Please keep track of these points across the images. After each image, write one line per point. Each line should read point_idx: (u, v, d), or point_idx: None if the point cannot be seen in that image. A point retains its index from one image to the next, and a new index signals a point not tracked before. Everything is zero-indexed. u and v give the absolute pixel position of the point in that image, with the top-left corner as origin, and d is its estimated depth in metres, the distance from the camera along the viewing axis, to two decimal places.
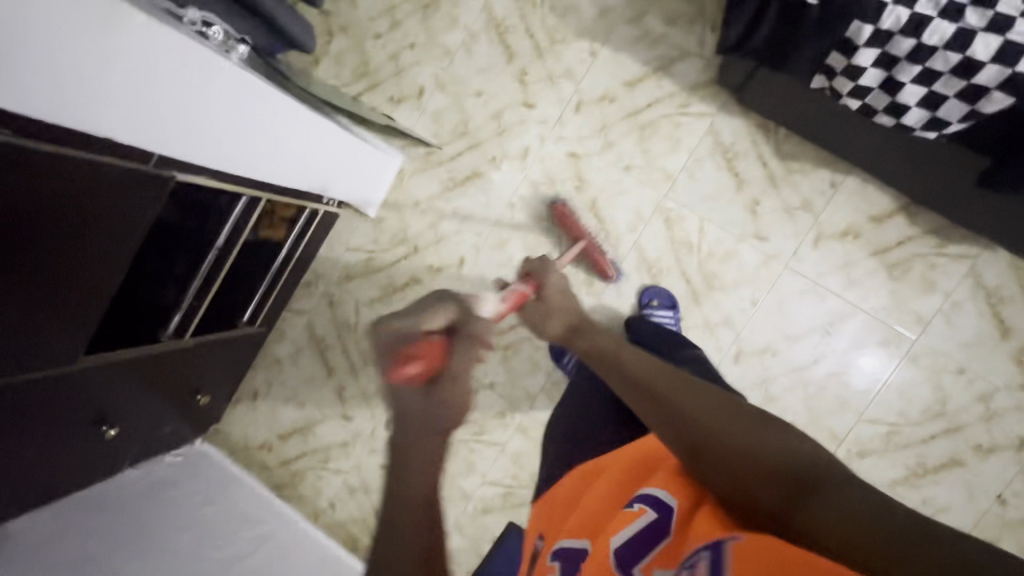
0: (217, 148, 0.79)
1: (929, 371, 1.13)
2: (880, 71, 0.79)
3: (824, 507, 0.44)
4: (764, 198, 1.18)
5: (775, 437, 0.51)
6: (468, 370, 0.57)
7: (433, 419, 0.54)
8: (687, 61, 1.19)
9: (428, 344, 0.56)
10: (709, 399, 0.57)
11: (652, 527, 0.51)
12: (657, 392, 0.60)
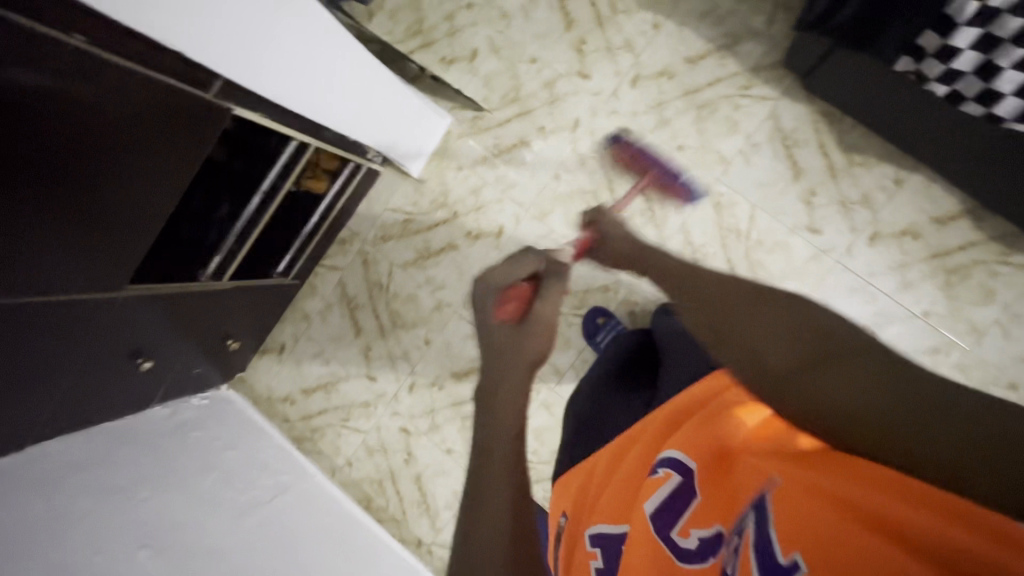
0: (274, 79, 0.78)
1: (978, 383, 1.09)
2: (978, 54, 0.74)
3: (857, 388, 0.48)
4: (821, 190, 1.14)
5: (801, 327, 0.55)
6: (551, 306, 0.71)
7: (518, 352, 0.65)
8: (754, 40, 1.14)
9: (516, 289, 0.71)
10: (742, 299, 0.62)
11: (688, 495, 0.51)
12: (708, 295, 0.65)
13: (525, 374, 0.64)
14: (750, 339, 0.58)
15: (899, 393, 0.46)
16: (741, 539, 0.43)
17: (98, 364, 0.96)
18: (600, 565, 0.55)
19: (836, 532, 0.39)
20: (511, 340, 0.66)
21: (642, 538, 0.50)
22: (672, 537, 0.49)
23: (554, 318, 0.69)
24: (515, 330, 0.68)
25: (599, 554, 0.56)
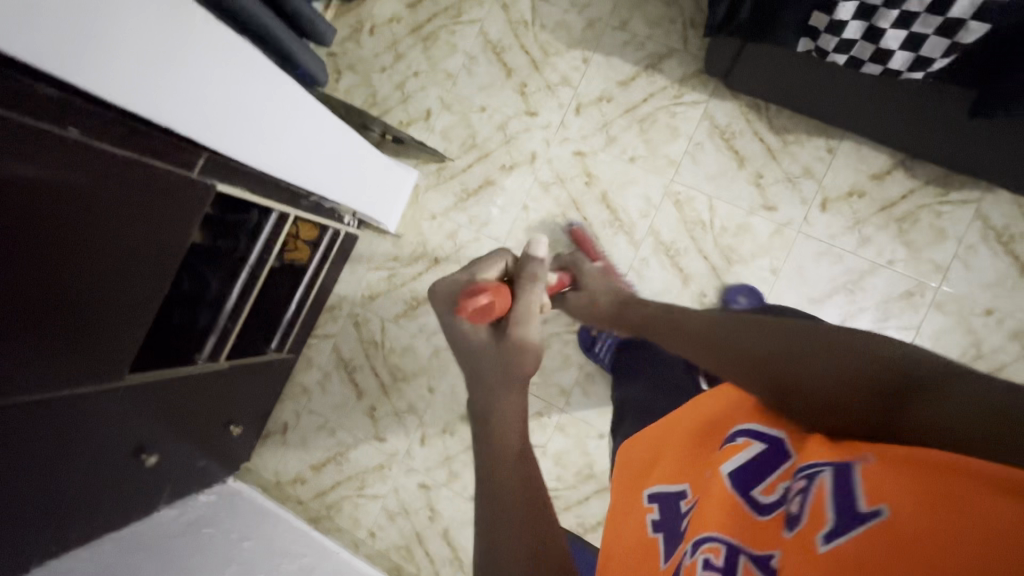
0: (255, 149, 0.84)
1: (958, 316, 1.14)
2: (861, 22, 0.86)
3: (932, 406, 0.38)
4: (766, 170, 1.23)
5: (829, 343, 0.46)
6: (530, 306, 0.65)
7: (508, 358, 0.55)
8: (674, 57, 1.28)
9: (496, 284, 0.61)
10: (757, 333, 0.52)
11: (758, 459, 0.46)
12: (713, 340, 0.56)
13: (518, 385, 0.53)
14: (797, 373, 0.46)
15: (981, 403, 0.35)
16: (811, 480, 0.40)
17: (103, 467, 0.93)
18: (658, 517, 0.51)
19: (917, 486, 0.35)
20: (496, 346, 0.57)
21: (715, 493, 0.45)
22: (754, 495, 0.44)
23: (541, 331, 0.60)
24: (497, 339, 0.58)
25: (657, 507, 0.51)
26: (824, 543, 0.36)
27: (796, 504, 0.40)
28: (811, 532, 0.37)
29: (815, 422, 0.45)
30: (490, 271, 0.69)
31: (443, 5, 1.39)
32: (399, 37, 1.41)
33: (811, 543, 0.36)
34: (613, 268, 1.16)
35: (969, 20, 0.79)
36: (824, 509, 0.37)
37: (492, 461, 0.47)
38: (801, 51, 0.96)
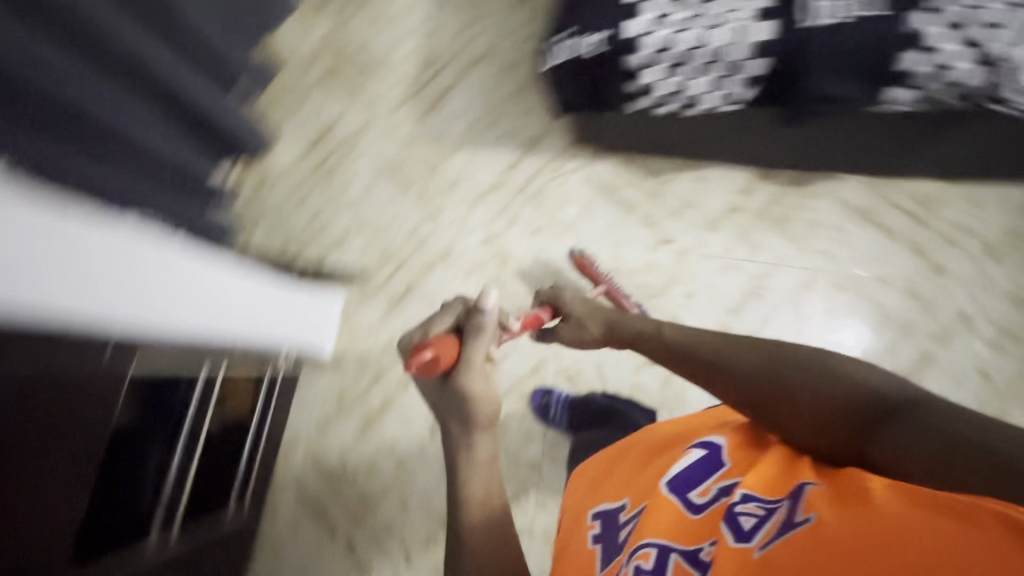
0: (175, 319, 0.83)
1: (856, 290, 1.25)
2: (666, 80, 1.00)
3: (904, 431, 0.55)
4: (653, 210, 1.36)
5: (836, 381, 0.67)
6: (474, 356, 0.75)
7: (462, 408, 0.73)
8: (545, 137, 1.44)
9: (440, 339, 0.73)
10: (790, 360, 0.72)
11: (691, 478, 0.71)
12: (719, 369, 0.78)
13: (480, 424, 0.73)
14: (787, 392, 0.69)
15: (938, 427, 0.53)
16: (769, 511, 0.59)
17: None
18: (597, 531, 0.74)
19: (852, 508, 0.52)
20: (444, 397, 0.74)
21: (661, 499, 0.68)
22: (692, 499, 0.68)
23: (485, 381, 0.74)
24: (445, 390, 0.74)
25: (597, 524, 0.75)
26: (760, 551, 0.54)
27: (747, 522, 0.59)
28: (753, 537, 0.57)
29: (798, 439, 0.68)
30: (442, 322, 0.79)
31: (337, 144, 1.54)
32: (302, 179, 1.53)
33: (749, 553, 0.55)
34: (617, 291, 1.29)
35: (743, 61, 0.94)
36: (772, 528, 0.56)
37: (470, 541, 0.67)
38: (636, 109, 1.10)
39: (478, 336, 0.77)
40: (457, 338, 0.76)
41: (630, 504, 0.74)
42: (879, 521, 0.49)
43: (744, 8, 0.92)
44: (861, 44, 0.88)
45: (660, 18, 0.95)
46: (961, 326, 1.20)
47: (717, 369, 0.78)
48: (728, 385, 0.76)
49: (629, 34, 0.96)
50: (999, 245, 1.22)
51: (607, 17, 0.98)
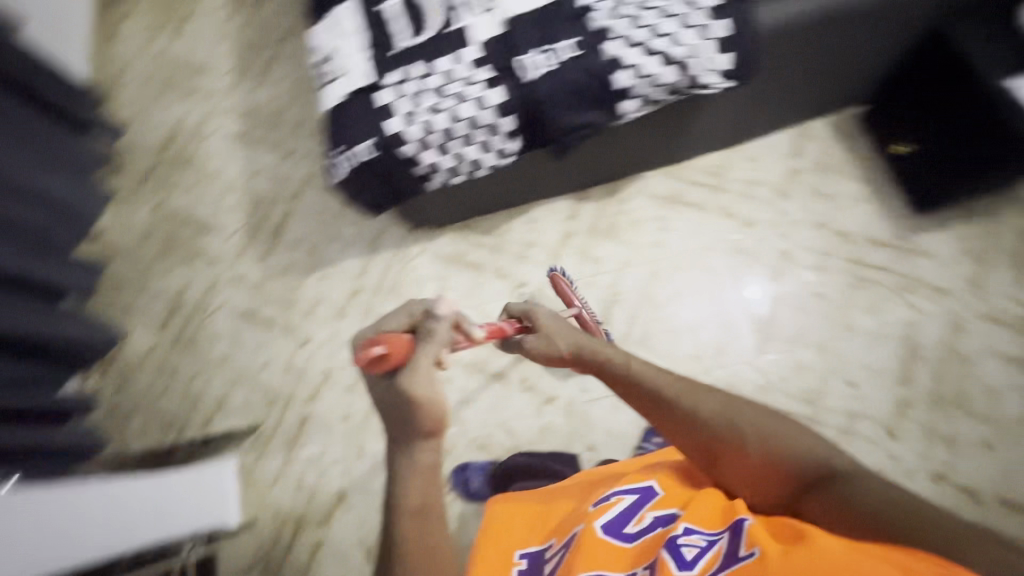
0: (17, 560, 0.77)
1: (694, 266, 1.36)
2: (444, 156, 1.10)
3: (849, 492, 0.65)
4: (500, 263, 1.44)
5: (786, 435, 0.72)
6: (427, 360, 0.70)
7: (406, 417, 0.68)
8: (383, 233, 1.52)
9: (394, 337, 0.70)
10: (746, 406, 0.76)
11: (630, 512, 0.75)
12: (682, 409, 0.77)
13: (427, 436, 0.68)
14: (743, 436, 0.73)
15: (876, 497, 0.63)
16: (709, 546, 0.65)
17: None
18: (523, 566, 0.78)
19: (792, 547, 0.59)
20: (390, 400, 0.69)
21: (597, 540, 0.70)
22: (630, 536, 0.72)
23: (428, 386, 0.67)
24: (391, 392, 0.69)
25: (523, 560, 0.79)
26: None
27: (689, 554, 0.64)
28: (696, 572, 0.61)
29: (734, 484, 0.75)
30: (395, 323, 0.78)
31: (190, 312, 1.54)
32: (164, 357, 1.49)
33: None
34: (587, 317, 1.22)
35: (498, 119, 1.05)
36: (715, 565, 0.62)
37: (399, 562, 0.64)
38: (438, 186, 1.18)
39: (433, 339, 0.73)
40: (412, 339, 0.72)
41: (558, 541, 0.78)
42: (814, 553, 0.56)
43: (474, 81, 1.04)
44: (576, 78, 1.01)
45: (409, 112, 1.06)
46: (786, 263, 1.33)
47: (678, 407, 0.77)
48: (687, 426, 0.76)
49: (390, 132, 1.07)
50: (785, 184, 1.39)
51: (366, 125, 1.08)
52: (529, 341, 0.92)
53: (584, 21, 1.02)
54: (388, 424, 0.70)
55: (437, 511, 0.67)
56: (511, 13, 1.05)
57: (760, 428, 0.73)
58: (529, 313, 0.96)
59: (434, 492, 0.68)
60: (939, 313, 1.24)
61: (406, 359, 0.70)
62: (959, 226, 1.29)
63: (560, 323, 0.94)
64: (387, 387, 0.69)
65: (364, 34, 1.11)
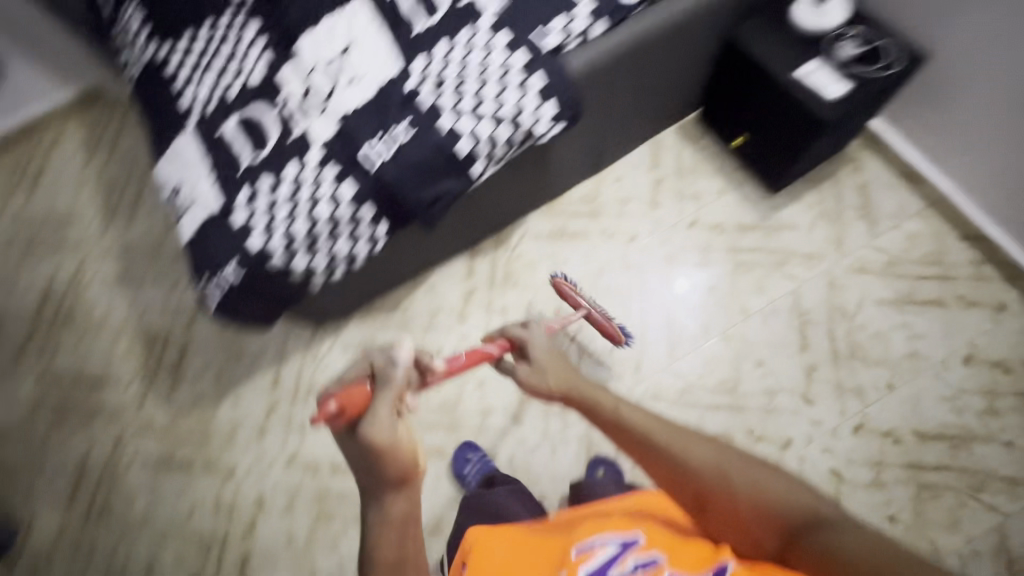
0: None
1: (592, 291, 1.41)
2: (316, 256, 1.09)
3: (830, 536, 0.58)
4: (411, 337, 1.44)
5: (768, 482, 0.66)
6: (388, 414, 0.62)
7: (371, 471, 0.60)
8: (288, 338, 1.48)
9: (351, 389, 0.64)
10: (736, 454, 0.69)
11: (613, 558, 0.67)
12: (663, 452, 0.71)
13: (398, 484, 0.61)
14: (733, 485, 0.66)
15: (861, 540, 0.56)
16: None
17: None
18: None
19: None
20: (354, 453, 0.62)
21: None
22: None
23: (390, 437, 0.60)
24: (355, 446, 0.62)
25: None
26: None
27: None
28: None
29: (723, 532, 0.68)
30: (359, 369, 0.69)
31: (98, 478, 1.42)
32: (79, 535, 1.38)
33: None
34: (598, 315, 1.19)
35: (356, 210, 1.07)
36: None
37: None
38: (319, 286, 1.16)
39: (395, 388, 0.65)
40: (372, 390, 0.65)
41: None
42: None
43: (323, 180, 1.06)
44: (419, 157, 1.07)
45: (268, 224, 1.07)
46: (674, 266, 1.40)
47: (666, 453, 0.71)
48: (676, 475, 0.70)
49: (254, 247, 1.06)
50: (654, 194, 1.47)
51: (229, 246, 1.07)
52: (524, 372, 0.91)
53: (413, 100, 1.08)
54: (360, 475, 0.62)
55: (416, 561, 0.60)
56: (345, 109, 1.08)
57: (741, 471, 0.67)
58: (528, 345, 0.95)
59: (413, 542, 0.60)
60: (816, 277, 1.34)
61: (365, 412, 0.63)
62: (808, 193, 1.41)
63: (554, 352, 0.94)
64: (349, 441, 0.63)
65: (209, 158, 1.12)
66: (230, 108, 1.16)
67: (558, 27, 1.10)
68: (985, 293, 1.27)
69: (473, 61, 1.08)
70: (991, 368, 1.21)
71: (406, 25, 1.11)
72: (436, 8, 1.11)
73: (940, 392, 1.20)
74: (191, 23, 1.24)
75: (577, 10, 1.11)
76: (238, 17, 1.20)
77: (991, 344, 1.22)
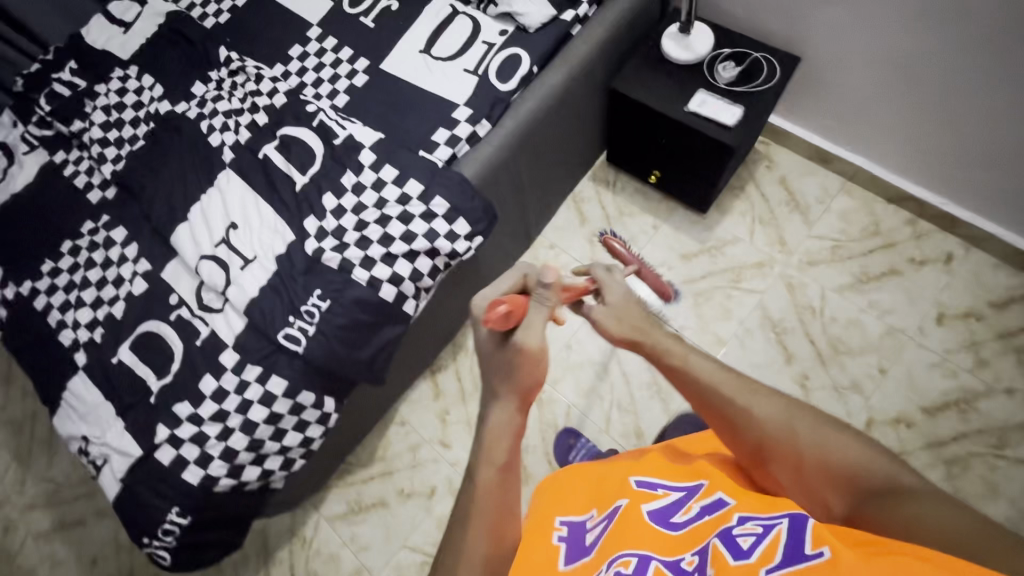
0: None
1: (566, 368, 1.34)
2: (267, 461, 0.97)
3: (909, 510, 0.51)
4: (398, 482, 1.31)
5: (843, 445, 0.58)
6: (542, 323, 0.67)
7: (500, 374, 0.68)
8: (264, 530, 1.31)
9: (518, 296, 0.67)
10: (810, 411, 0.62)
11: (677, 503, 0.60)
12: (724, 405, 0.65)
13: (517, 397, 0.68)
14: (801, 442, 0.60)
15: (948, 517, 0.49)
16: (768, 530, 0.50)
17: None
18: (564, 534, 0.63)
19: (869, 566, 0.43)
20: (497, 357, 0.68)
21: (637, 530, 0.57)
22: (674, 520, 0.57)
23: (541, 343, 0.66)
24: (502, 354, 0.68)
25: (563, 527, 0.63)
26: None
27: (747, 542, 0.50)
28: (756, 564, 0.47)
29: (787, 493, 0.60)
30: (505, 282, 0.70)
31: None
32: None
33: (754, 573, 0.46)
34: (648, 273, 1.14)
35: (294, 400, 0.95)
36: (773, 554, 0.47)
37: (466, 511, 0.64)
38: (281, 483, 1.03)
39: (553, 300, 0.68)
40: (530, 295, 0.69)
41: (597, 513, 0.64)
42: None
43: (248, 382, 0.94)
44: (344, 321, 0.96)
45: (202, 453, 0.92)
46: None
47: (730, 405, 0.64)
48: (738, 428, 0.63)
49: (194, 484, 0.91)
50: (592, 250, 1.42)
51: (163, 495, 0.91)
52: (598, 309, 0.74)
53: (319, 261, 0.97)
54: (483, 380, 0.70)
55: (518, 467, 0.67)
56: (248, 296, 0.97)
57: (811, 432, 0.60)
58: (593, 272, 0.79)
59: (516, 451, 0.67)
60: (774, 283, 1.32)
61: (524, 317, 0.67)
62: (736, 204, 1.40)
63: (632, 296, 0.76)
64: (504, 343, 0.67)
65: (111, 400, 0.97)
66: (117, 333, 1.01)
67: (442, 141, 1.05)
68: (930, 248, 1.28)
69: (369, 205, 1.00)
70: (964, 321, 1.21)
71: (285, 188, 1.03)
72: (309, 162, 1.05)
73: (928, 360, 1.19)
74: (48, 255, 1.11)
75: (455, 117, 1.06)
76: (100, 234, 1.11)
77: (954, 297, 1.24)
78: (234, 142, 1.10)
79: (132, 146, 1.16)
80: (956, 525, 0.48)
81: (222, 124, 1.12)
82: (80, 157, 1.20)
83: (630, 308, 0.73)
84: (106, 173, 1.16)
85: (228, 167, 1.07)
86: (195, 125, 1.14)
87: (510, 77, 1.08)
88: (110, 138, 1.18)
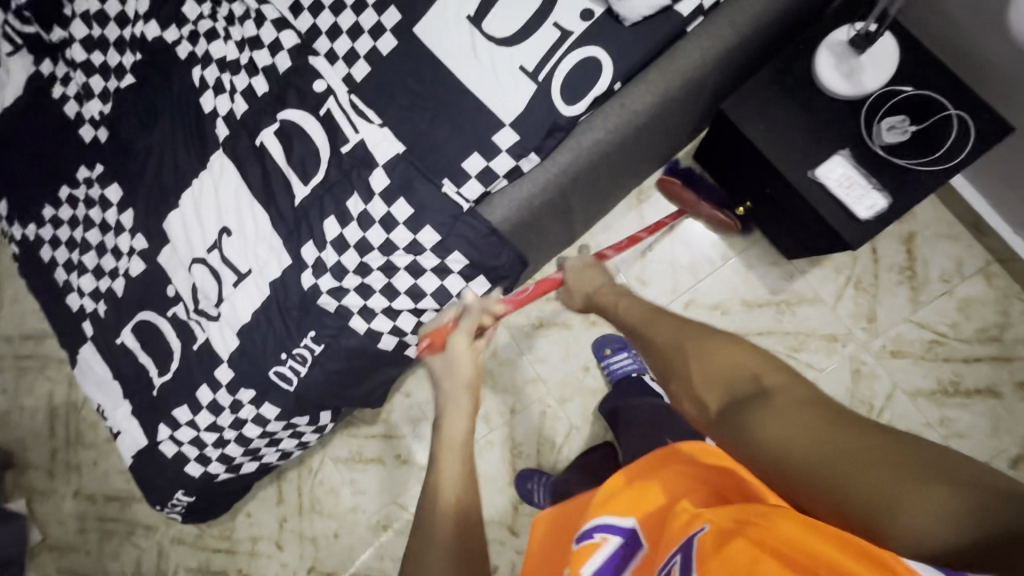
0: None
1: (578, 388, 1.26)
2: (265, 458, 1.01)
3: (783, 429, 0.41)
4: (396, 445, 1.39)
5: (728, 350, 0.50)
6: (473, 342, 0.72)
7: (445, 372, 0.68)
8: None
9: (440, 331, 0.75)
10: (699, 327, 0.55)
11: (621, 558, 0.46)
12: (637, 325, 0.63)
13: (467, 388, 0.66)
14: (685, 348, 0.53)
15: (837, 431, 0.39)
16: None
17: None
18: None
19: None
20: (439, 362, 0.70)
21: None
22: None
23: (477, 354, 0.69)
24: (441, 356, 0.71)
25: None
26: None
27: None
28: None
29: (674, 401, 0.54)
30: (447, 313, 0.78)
31: None
32: None
33: None
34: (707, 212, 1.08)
35: (288, 422, 0.95)
36: None
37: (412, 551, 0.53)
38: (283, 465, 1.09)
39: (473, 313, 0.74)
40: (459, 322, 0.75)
41: None
42: None
43: (241, 403, 0.93)
44: (337, 367, 0.89)
45: (201, 453, 0.96)
46: None
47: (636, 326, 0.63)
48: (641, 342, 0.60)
49: (195, 476, 0.98)
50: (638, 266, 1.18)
51: (169, 477, 0.98)
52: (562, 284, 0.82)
53: (313, 302, 0.87)
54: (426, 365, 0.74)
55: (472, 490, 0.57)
56: (241, 319, 0.90)
57: (698, 341, 0.53)
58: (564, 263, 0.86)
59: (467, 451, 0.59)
60: (841, 363, 1.11)
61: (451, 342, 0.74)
62: (834, 256, 1.13)
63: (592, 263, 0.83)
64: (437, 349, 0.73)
65: (119, 380, 0.99)
66: (119, 313, 0.99)
67: (474, 174, 0.82)
68: None
69: (374, 245, 0.84)
70: None
71: (283, 199, 0.87)
72: (312, 168, 0.86)
73: None
74: (48, 200, 1.03)
75: (496, 143, 0.81)
76: (95, 189, 1.00)
77: None
78: (229, 113, 0.90)
79: (119, 81, 0.97)
80: (833, 444, 0.38)
81: (216, 81, 0.90)
82: (68, 76, 1.01)
83: (587, 275, 0.80)
84: (95, 110, 1.00)
85: (222, 148, 0.89)
86: (188, 73, 0.93)
87: (579, 97, 0.79)
88: (95, 63, 0.99)
